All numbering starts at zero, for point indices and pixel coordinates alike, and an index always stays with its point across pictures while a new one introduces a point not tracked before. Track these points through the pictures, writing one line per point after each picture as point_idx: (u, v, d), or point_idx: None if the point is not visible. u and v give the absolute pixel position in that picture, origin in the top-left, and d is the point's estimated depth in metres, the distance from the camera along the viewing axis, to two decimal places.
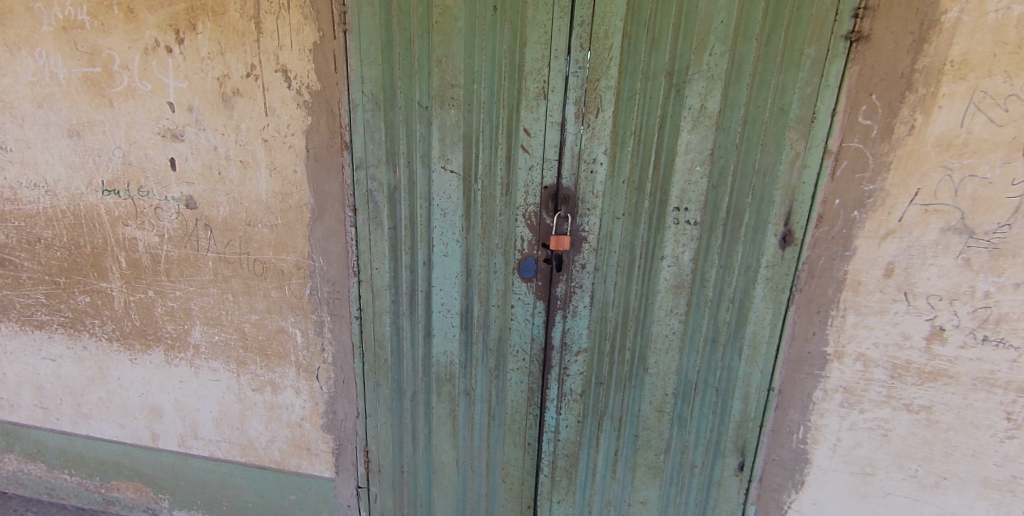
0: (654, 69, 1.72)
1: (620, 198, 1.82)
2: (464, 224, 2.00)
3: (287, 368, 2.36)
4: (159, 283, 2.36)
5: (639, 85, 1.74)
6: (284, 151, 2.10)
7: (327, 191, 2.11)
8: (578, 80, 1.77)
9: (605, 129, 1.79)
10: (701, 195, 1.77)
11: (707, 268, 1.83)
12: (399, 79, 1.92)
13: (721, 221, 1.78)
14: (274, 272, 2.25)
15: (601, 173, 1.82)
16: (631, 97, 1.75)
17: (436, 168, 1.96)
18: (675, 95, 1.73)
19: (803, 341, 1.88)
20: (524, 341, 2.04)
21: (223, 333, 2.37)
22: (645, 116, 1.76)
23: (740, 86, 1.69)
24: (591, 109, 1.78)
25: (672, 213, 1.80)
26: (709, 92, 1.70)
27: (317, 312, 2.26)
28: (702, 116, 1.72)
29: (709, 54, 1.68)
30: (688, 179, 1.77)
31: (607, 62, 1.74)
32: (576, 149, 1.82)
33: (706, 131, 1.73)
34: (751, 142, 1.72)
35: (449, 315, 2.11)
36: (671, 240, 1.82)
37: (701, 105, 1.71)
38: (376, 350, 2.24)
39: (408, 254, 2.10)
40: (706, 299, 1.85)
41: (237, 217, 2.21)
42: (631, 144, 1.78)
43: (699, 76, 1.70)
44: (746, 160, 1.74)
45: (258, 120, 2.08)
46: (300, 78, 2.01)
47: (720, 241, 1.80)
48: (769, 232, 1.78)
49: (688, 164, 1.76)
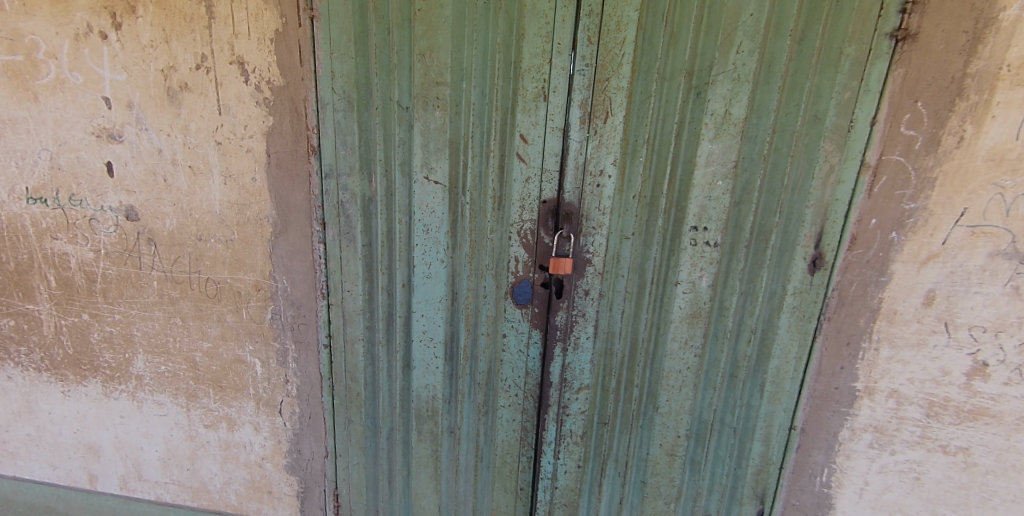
0: (671, 67, 1.51)
1: (630, 215, 1.60)
2: (449, 242, 1.75)
3: (245, 402, 2.07)
4: (95, 306, 2.05)
5: (654, 87, 1.52)
6: (241, 155, 1.82)
7: (291, 203, 1.84)
8: (584, 79, 1.55)
9: (614, 136, 1.57)
10: (722, 213, 1.56)
11: (727, 295, 1.62)
12: (375, 75, 1.67)
13: (743, 242, 1.58)
14: (229, 293, 1.96)
15: (609, 187, 1.60)
16: (645, 99, 1.54)
17: (418, 178, 1.71)
18: (694, 99, 1.52)
19: (830, 376, 1.67)
20: (517, 375, 1.80)
21: (171, 362, 2.07)
22: (660, 121, 1.55)
23: (769, 89, 1.49)
24: (599, 113, 1.56)
25: (689, 233, 1.58)
26: (734, 96, 1.50)
27: (280, 340, 1.99)
28: (725, 124, 1.51)
29: (735, 52, 1.47)
30: (707, 195, 1.56)
31: (618, 59, 1.53)
32: (580, 159, 1.60)
33: (730, 140, 1.52)
34: (779, 154, 1.52)
35: (432, 345, 1.85)
36: (687, 263, 1.60)
37: (725, 110, 1.51)
38: (347, 382, 1.97)
39: (385, 275, 1.84)
40: (725, 330, 1.64)
41: (185, 231, 1.91)
42: (643, 154, 1.57)
43: (723, 77, 1.49)
44: (773, 174, 1.53)
45: (210, 119, 1.79)
46: (259, 71, 1.73)
47: (742, 265, 1.59)
48: (797, 254, 1.57)
49: (709, 178, 1.55)
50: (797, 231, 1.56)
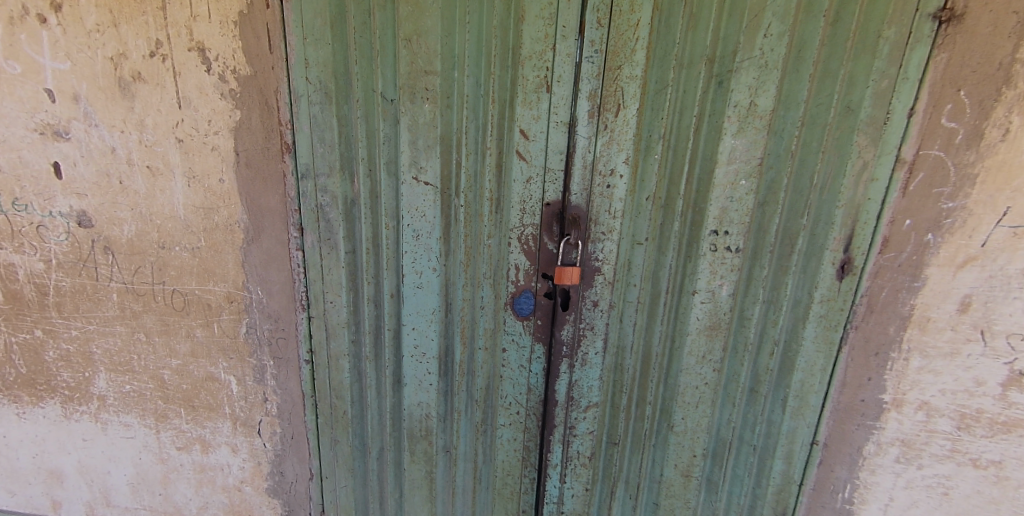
0: (690, 54, 1.37)
1: (643, 219, 1.47)
2: (442, 249, 1.58)
3: (220, 422, 1.90)
4: (48, 321, 1.84)
5: (671, 75, 1.38)
6: (206, 154, 1.62)
7: (265, 206, 1.65)
8: (593, 67, 1.39)
9: (626, 132, 1.42)
10: (745, 215, 1.43)
11: (748, 304, 1.49)
12: (355, 62, 1.48)
13: (767, 247, 1.44)
14: (198, 306, 1.78)
15: (620, 189, 1.46)
16: (660, 90, 1.39)
17: (406, 179, 1.54)
18: (716, 89, 1.38)
19: (855, 388, 1.54)
20: (518, 392, 1.66)
21: (137, 381, 1.88)
22: (677, 115, 1.40)
23: (799, 78, 1.35)
24: (610, 105, 1.41)
25: (708, 238, 1.45)
26: (761, 85, 1.36)
27: (257, 355, 1.81)
28: (749, 117, 1.38)
29: (762, 36, 1.33)
30: (729, 196, 1.42)
31: (632, 43, 1.37)
32: (588, 158, 1.44)
33: (755, 135, 1.39)
34: (808, 149, 1.38)
35: (425, 361, 1.69)
36: (706, 271, 1.47)
37: (750, 101, 1.37)
38: (332, 401, 1.81)
39: (372, 284, 1.67)
40: (746, 342, 1.52)
41: (146, 238, 1.72)
42: (658, 151, 1.42)
43: (749, 64, 1.35)
44: (801, 172, 1.39)
45: (169, 113, 1.59)
46: (222, 59, 1.53)
47: (765, 272, 1.46)
48: (825, 259, 1.43)
49: (731, 177, 1.41)
50: (826, 234, 1.42)
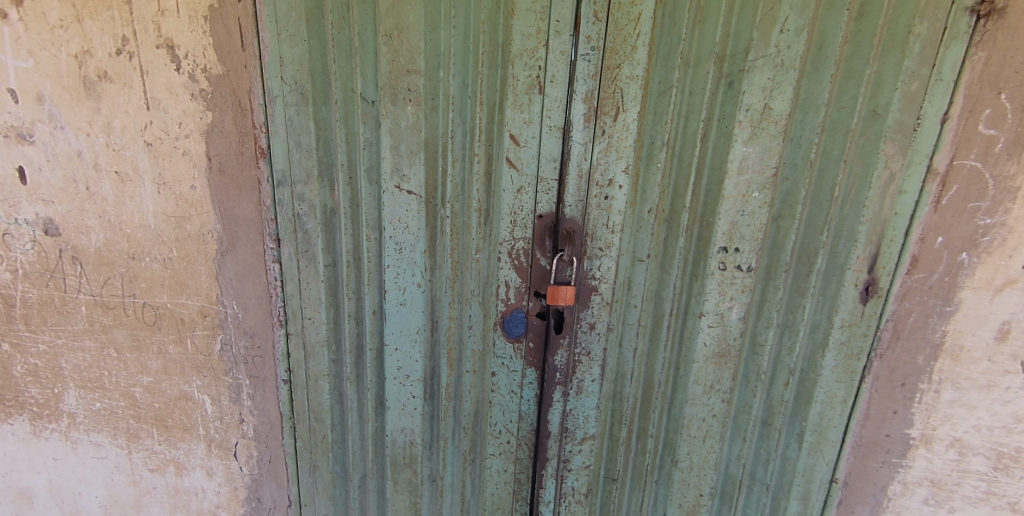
0: (697, 52, 1.24)
1: (645, 235, 1.34)
2: (427, 264, 1.46)
3: (194, 443, 1.79)
4: (14, 334, 1.73)
5: (676, 76, 1.25)
6: (176, 159, 1.51)
7: (239, 216, 1.54)
8: (589, 67, 1.27)
9: (626, 138, 1.30)
10: (757, 231, 1.30)
11: (761, 329, 1.35)
12: (333, 61, 1.37)
13: (782, 267, 1.31)
14: (170, 321, 1.67)
15: (620, 201, 1.33)
16: (664, 92, 1.27)
17: (387, 188, 1.41)
18: (726, 91, 1.25)
19: (879, 422, 1.39)
20: (509, 419, 1.54)
21: (107, 399, 1.77)
22: (682, 119, 1.28)
23: (819, 79, 1.21)
24: (608, 108, 1.29)
25: (716, 256, 1.32)
26: (776, 86, 1.22)
27: (232, 374, 1.70)
28: (763, 122, 1.24)
29: (779, 32, 1.20)
30: (740, 210, 1.29)
31: (632, 40, 1.25)
32: (584, 167, 1.32)
33: (770, 143, 1.25)
34: (829, 158, 1.24)
35: (408, 384, 1.57)
36: (714, 292, 1.34)
37: (764, 105, 1.23)
38: (310, 423, 1.69)
39: (352, 300, 1.55)
40: (758, 371, 1.38)
41: (115, 248, 1.61)
42: (661, 159, 1.29)
43: (763, 63, 1.21)
44: (821, 183, 1.25)
45: (137, 115, 1.49)
46: (192, 57, 1.43)
47: (780, 294, 1.32)
48: (847, 280, 1.29)
49: (742, 189, 1.28)
50: (849, 253, 1.27)
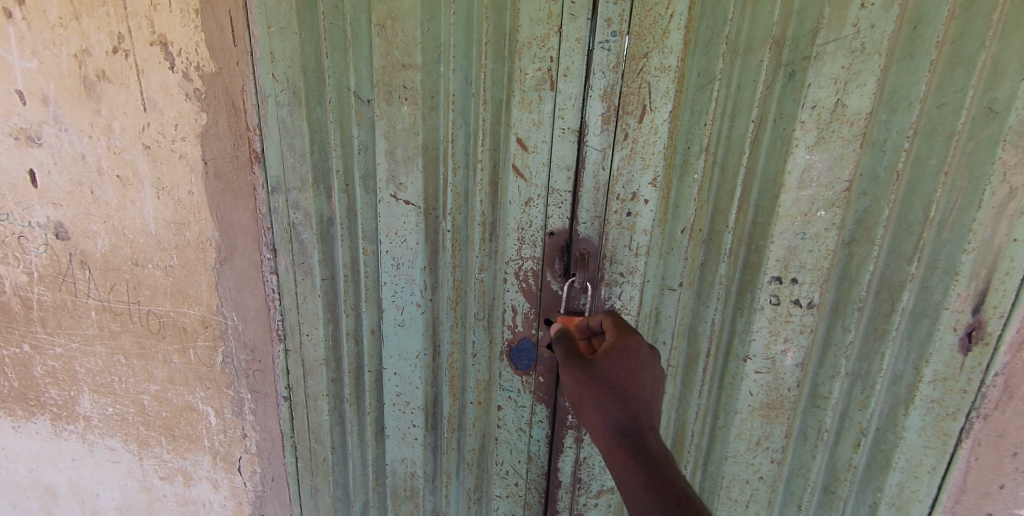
0: (748, 37, 1.00)
1: (676, 259, 1.12)
2: (428, 282, 1.30)
3: (200, 455, 1.73)
4: (34, 336, 1.72)
5: (719, 66, 1.02)
6: (173, 162, 1.42)
7: (235, 223, 1.43)
8: (610, 57, 1.05)
9: (654, 142, 1.07)
10: (822, 259, 1.04)
11: (824, 379, 1.10)
12: (326, 55, 1.22)
13: (855, 303, 1.05)
14: (174, 330, 1.60)
15: (646, 218, 1.11)
16: (704, 86, 1.04)
17: (383, 197, 1.26)
18: (785, 84, 1.00)
19: (978, 497, 1.11)
20: (517, 460, 1.36)
21: (119, 404, 1.74)
22: (727, 119, 1.04)
23: (913, 67, 0.94)
24: (633, 106, 1.07)
25: (767, 287, 1.07)
26: (853, 77, 0.96)
27: (234, 387, 1.61)
28: (833, 123, 0.98)
29: (859, 7, 0.93)
30: (799, 232, 1.04)
31: (663, 23, 1.02)
32: (602, 177, 1.11)
33: (842, 149, 0.99)
34: (922, 169, 0.97)
35: (409, 411, 1.42)
36: (763, 331, 1.09)
37: (836, 101, 0.98)
38: (311, 444, 1.57)
39: (351, 318, 1.40)
40: (820, 428, 1.13)
41: (120, 254, 1.55)
42: (699, 169, 1.07)
43: (836, 48, 0.96)
44: (910, 201, 0.99)
45: (134, 116, 1.40)
46: (186, 54, 1.33)
47: (849, 337, 1.07)
48: (942, 323, 1.01)
49: (803, 206, 1.03)
50: (947, 289, 0.99)
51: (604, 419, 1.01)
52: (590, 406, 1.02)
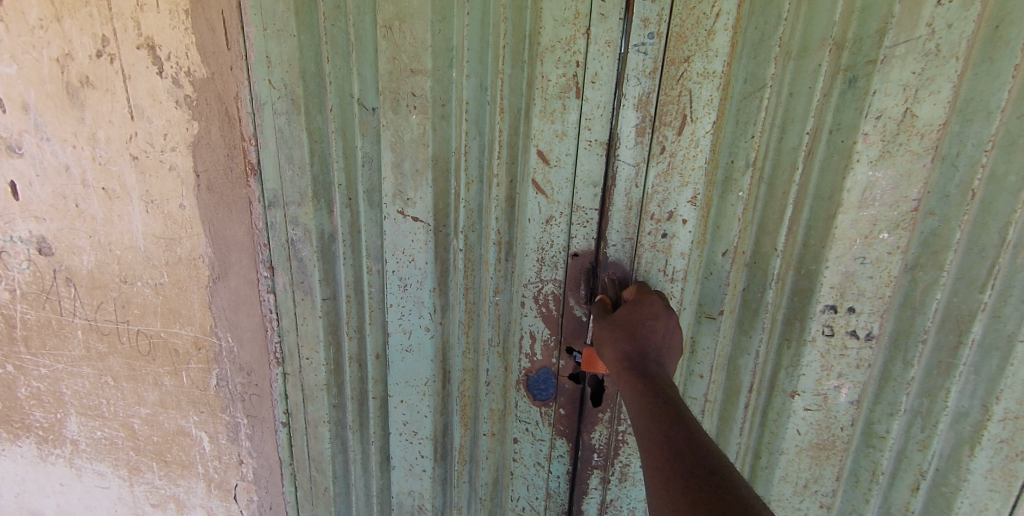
0: (803, 38, 0.94)
1: (716, 284, 1.07)
2: (437, 304, 1.22)
3: (194, 482, 1.63)
4: (18, 357, 1.63)
5: (770, 71, 0.96)
6: (163, 175, 1.32)
7: (229, 239, 1.34)
8: (647, 61, 0.99)
9: (695, 157, 1.01)
10: (884, 287, 0.98)
11: (881, 417, 1.05)
12: (326, 59, 1.12)
13: (917, 335, 0.99)
14: (164, 351, 1.50)
15: (683, 240, 1.06)
16: (751, 93, 0.98)
17: (389, 213, 1.18)
18: (844, 90, 0.93)
19: None
20: (534, 496, 1.31)
21: (108, 428, 1.65)
22: (777, 131, 0.98)
23: (992, 72, 0.87)
24: (672, 117, 1.00)
25: (820, 316, 1.02)
26: (926, 82, 0.89)
27: (229, 412, 1.51)
28: (900, 135, 0.92)
29: (935, 4, 0.85)
30: (859, 256, 0.98)
31: (706, 25, 0.95)
32: (636, 195, 1.05)
33: (909, 164, 0.92)
34: (999, 187, 0.90)
35: (416, 441, 1.33)
36: (814, 365, 1.05)
37: (905, 111, 0.91)
38: (311, 473, 1.46)
39: (354, 341, 1.30)
40: (875, 470, 1.08)
41: (107, 271, 1.46)
42: (744, 186, 1.01)
43: (907, 50, 0.88)
44: (984, 222, 0.91)
45: (121, 125, 1.30)
46: (175, 59, 1.23)
47: (910, 372, 1.01)
48: (1016, 357, 0.94)
49: (862, 228, 0.96)
50: (1023, 321, 0.92)
51: (616, 355, 0.91)
52: (605, 342, 0.93)
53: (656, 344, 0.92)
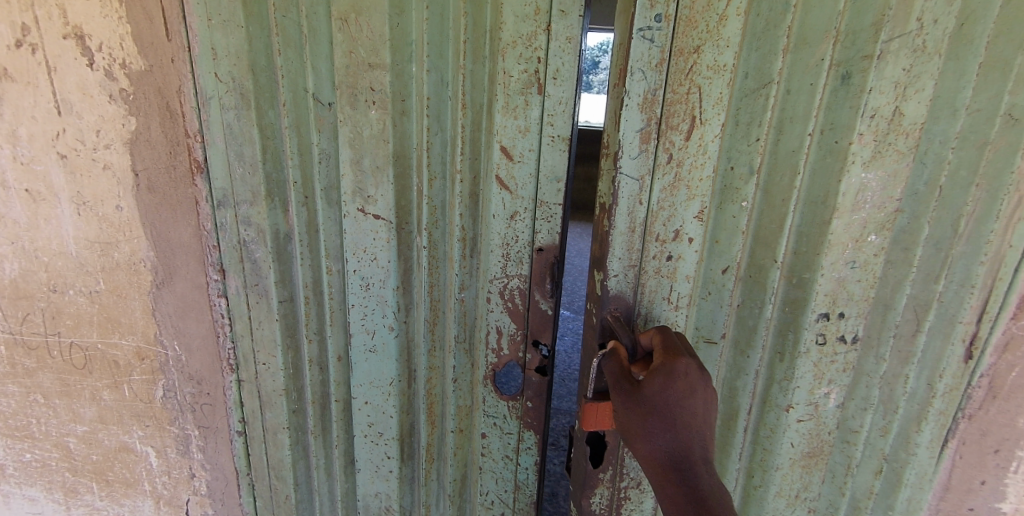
0: (804, 31, 0.93)
1: (716, 304, 1.11)
2: (401, 303, 1.20)
3: (140, 500, 1.54)
4: None
5: (777, 66, 0.96)
6: (96, 175, 1.23)
7: (174, 243, 1.26)
8: (653, 50, 0.95)
9: (701, 166, 1.02)
10: (868, 288, 1.04)
11: (856, 412, 1.12)
12: (278, 52, 1.07)
13: (890, 331, 1.05)
14: (103, 364, 1.40)
15: (688, 261, 1.08)
16: (755, 91, 0.98)
17: (349, 211, 1.16)
18: (839, 87, 0.94)
19: (961, 495, 1.13)
20: (503, 489, 1.32)
21: (39, 449, 1.52)
22: (776, 134, 0.99)
23: (959, 70, 0.90)
24: (679, 119, 1.00)
25: (814, 325, 1.07)
26: (914, 79, 0.92)
27: (178, 424, 1.43)
28: (890, 134, 0.95)
29: None
30: (849, 261, 1.02)
31: (716, 15, 0.94)
32: (639, 215, 1.05)
33: (897, 164, 0.96)
34: (954, 182, 0.95)
35: (381, 442, 1.31)
36: (808, 375, 1.10)
37: (895, 109, 0.94)
38: (271, 482, 1.41)
39: (314, 343, 1.26)
40: (848, 464, 1.16)
41: (34, 280, 1.34)
42: (747, 195, 1.03)
43: (899, 45, 0.90)
44: (941, 216, 0.97)
45: (46, 121, 1.20)
46: (108, 50, 1.14)
47: (882, 367, 1.08)
48: (954, 338, 1.01)
49: (854, 232, 1.00)
50: (960, 303, 0.99)
51: (652, 452, 0.90)
52: (639, 435, 0.91)
53: (697, 431, 0.89)
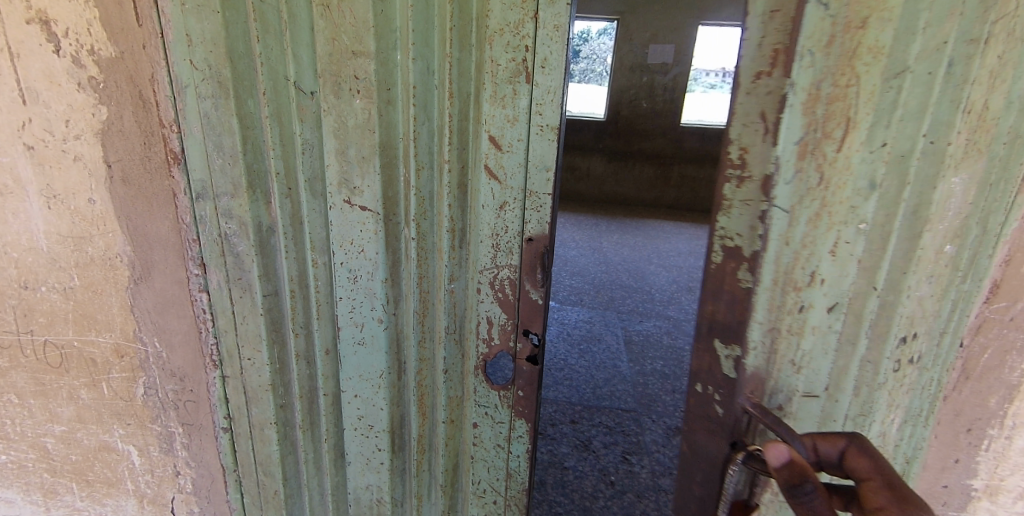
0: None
1: (829, 360, 0.87)
2: (390, 295, 1.19)
3: (123, 500, 1.51)
4: None
5: (915, 49, 0.71)
6: (67, 167, 1.18)
7: (152, 237, 1.22)
8: (825, 20, 0.70)
9: (849, 186, 0.77)
10: (935, 303, 0.89)
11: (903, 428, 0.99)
12: (257, 39, 1.03)
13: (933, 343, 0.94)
14: (79, 362, 1.36)
15: (821, 311, 0.84)
16: (893, 79, 0.72)
17: (335, 203, 1.13)
18: (948, 78, 0.73)
19: (936, 472, 1.12)
20: (495, 477, 1.32)
21: (15, 451, 1.48)
22: (897, 138, 0.75)
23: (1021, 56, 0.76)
24: (836, 122, 0.74)
25: (894, 353, 0.88)
26: (1003, 68, 0.75)
27: (160, 422, 1.40)
28: (978, 132, 0.78)
29: None
30: (930, 277, 0.86)
31: None
32: (784, 257, 0.80)
33: (975, 164, 0.81)
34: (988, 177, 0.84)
35: (371, 435, 1.30)
36: (884, 407, 0.93)
37: (986, 101, 0.77)
38: (259, 477, 1.39)
39: (300, 337, 1.24)
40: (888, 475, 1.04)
41: (5, 276, 1.29)
42: (870, 218, 0.79)
43: (1005, 27, 0.72)
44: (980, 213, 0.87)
45: (12, 111, 1.15)
46: (75, 35, 1.09)
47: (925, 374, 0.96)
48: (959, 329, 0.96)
49: (939, 244, 0.83)
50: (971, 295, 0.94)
51: None
52: None
53: None
